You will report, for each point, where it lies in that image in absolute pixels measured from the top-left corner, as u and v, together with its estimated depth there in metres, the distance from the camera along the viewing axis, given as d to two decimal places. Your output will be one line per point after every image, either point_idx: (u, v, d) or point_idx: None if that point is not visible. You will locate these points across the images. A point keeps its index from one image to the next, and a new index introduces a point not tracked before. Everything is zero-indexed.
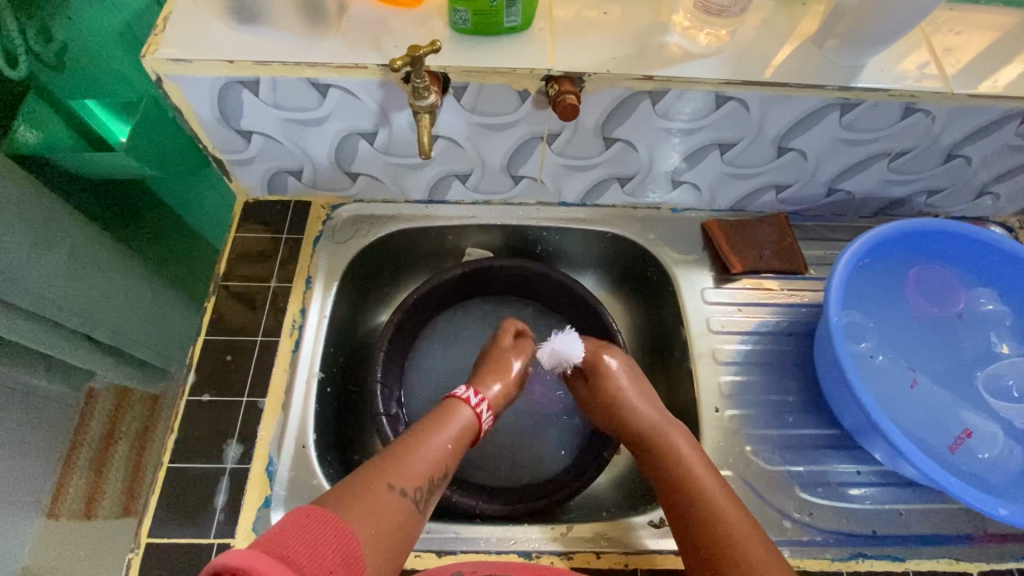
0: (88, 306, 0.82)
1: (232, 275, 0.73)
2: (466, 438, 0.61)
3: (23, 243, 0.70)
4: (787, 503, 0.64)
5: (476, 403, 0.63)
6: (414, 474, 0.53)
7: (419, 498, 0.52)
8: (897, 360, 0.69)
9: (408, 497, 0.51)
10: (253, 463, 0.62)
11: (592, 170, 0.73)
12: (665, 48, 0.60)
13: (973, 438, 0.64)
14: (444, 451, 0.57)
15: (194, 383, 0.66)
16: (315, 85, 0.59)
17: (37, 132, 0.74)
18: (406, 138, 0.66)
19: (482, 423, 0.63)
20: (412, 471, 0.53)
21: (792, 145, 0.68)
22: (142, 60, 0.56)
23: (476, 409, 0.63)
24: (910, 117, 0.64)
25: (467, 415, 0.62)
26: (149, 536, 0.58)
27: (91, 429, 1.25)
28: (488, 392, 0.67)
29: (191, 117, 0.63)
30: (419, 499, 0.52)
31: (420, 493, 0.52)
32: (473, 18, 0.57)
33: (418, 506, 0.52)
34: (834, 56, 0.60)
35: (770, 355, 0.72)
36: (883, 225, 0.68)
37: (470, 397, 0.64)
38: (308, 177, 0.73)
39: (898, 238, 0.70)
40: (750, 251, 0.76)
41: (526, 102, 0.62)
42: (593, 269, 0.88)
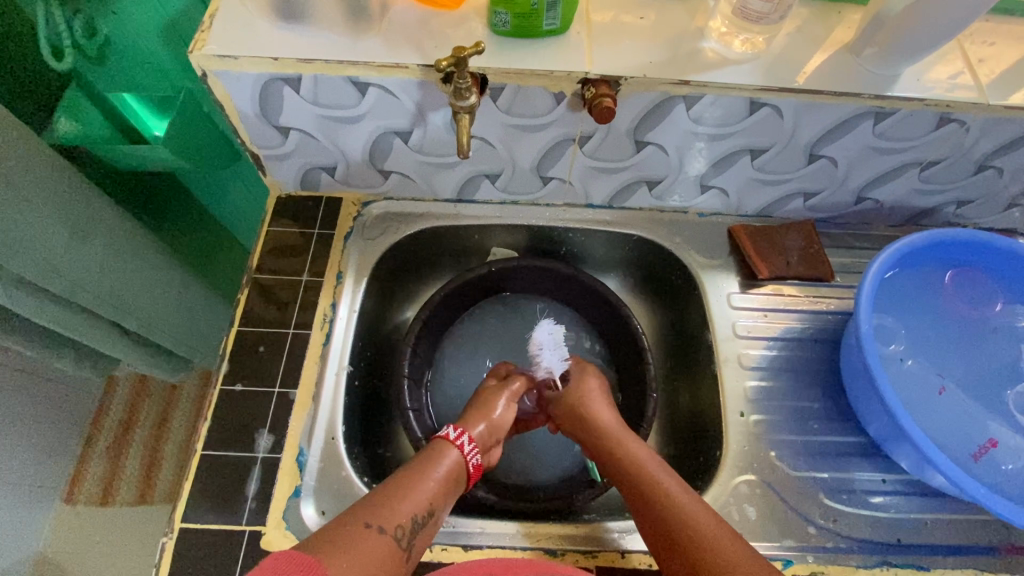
0: (118, 296, 0.83)
1: (264, 268, 0.74)
2: (454, 481, 0.60)
3: (63, 231, 0.72)
4: (811, 509, 0.64)
5: (459, 442, 0.62)
6: (398, 512, 0.52)
7: (404, 536, 0.51)
8: (927, 368, 0.69)
9: (392, 536, 0.50)
10: (284, 453, 0.63)
11: (621, 173, 0.73)
12: (700, 54, 0.61)
13: (998, 449, 0.64)
14: (430, 489, 0.56)
15: (227, 373, 0.67)
16: (355, 84, 0.60)
17: (75, 124, 0.75)
18: (440, 136, 0.67)
19: (470, 462, 0.62)
20: (396, 510, 0.52)
21: (824, 152, 0.68)
22: (189, 56, 0.57)
23: (461, 448, 0.62)
24: (943, 127, 0.64)
25: (454, 455, 0.61)
26: (182, 521, 0.59)
27: (111, 416, 1.27)
28: (474, 432, 0.66)
29: (232, 112, 0.64)
30: (401, 538, 0.51)
31: (405, 532, 0.51)
32: (513, 21, 0.57)
33: (403, 546, 0.51)
34: (870, 65, 0.61)
35: (795, 361, 0.72)
36: (919, 232, 0.68)
37: (452, 434, 0.63)
38: (341, 174, 0.75)
39: (934, 246, 0.70)
40: (777, 257, 0.76)
41: (561, 104, 0.62)
42: (616, 272, 0.89)
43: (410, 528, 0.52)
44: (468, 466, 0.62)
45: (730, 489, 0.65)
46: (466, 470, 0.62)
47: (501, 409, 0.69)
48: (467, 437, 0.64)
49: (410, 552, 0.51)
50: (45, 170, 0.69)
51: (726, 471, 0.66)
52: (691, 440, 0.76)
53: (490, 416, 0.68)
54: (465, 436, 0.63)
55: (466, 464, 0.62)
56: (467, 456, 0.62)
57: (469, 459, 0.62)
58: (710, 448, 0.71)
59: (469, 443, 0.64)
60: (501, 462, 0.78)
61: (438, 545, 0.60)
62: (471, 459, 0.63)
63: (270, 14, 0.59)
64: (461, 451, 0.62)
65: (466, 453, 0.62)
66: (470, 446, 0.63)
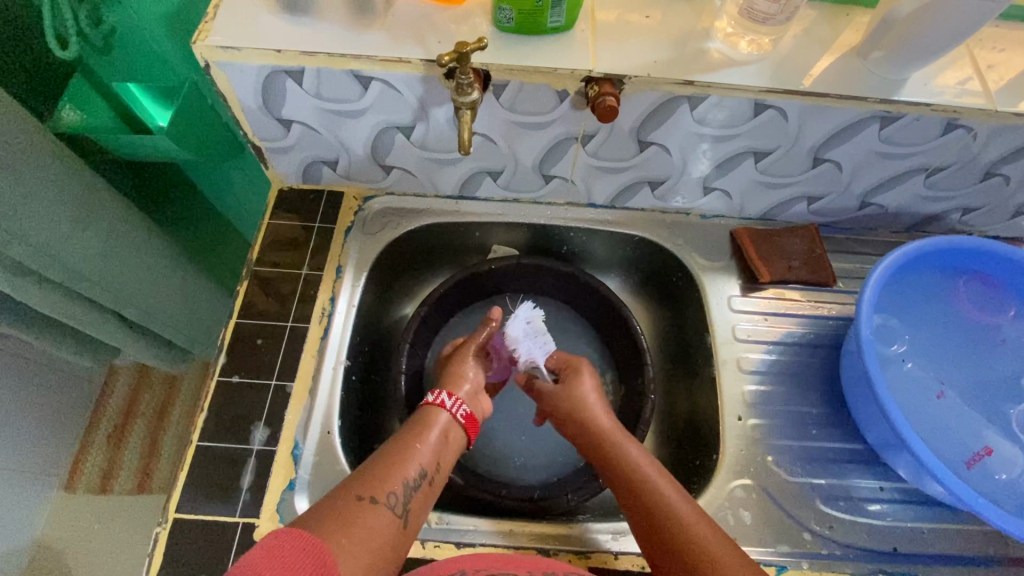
0: (119, 284, 0.83)
1: (265, 261, 0.74)
2: (447, 439, 0.60)
3: (64, 220, 0.72)
4: (807, 515, 0.63)
5: (441, 400, 0.62)
6: (389, 482, 0.52)
7: (399, 503, 0.51)
8: (928, 374, 0.69)
9: (386, 505, 0.50)
10: (279, 446, 0.63)
11: (624, 172, 0.73)
12: (705, 54, 0.60)
13: (992, 457, 0.64)
14: (420, 452, 0.56)
15: (224, 365, 0.67)
16: (358, 77, 0.60)
17: (79, 112, 0.77)
18: (442, 132, 0.67)
19: (459, 415, 0.62)
20: (387, 480, 0.52)
21: (829, 156, 0.68)
22: (192, 46, 0.57)
23: (444, 404, 0.62)
24: (951, 133, 0.63)
25: (443, 416, 0.61)
26: (176, 511, 0.59)
27: (111, 405, 1.28)
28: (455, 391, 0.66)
29: (235, 104, 0.64)
30: (396, 506, 0.51)
31: (398, 499, 0.51)
32: (517, 17, 0.57)
33: (399, 513, 0.51)
34: (878, 68, 0.60)
35: (795, 366, 0.72)
36: (926, 239, 0.67)
37: (431, 397, 0.63)
38: (343, 168, 0.74)
39: (941, 253, 0.69)
40: (778, 261, 0.76)
41: (564, 102, 0.62)
42: (617, 272, 0.88)
43: (404, 494, 0.52)
44: (458, 420, 0.62)
45: (725, 493, 0.64)
46: (459, 424, 0.62)
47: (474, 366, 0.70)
48: (447, 394, 0.64)
49: (409, 518, 0.51)
50: (47, 159, 0.69)
51: (721, 475, 0.65)
52: (688, 442, 0.75)
53: (467, 375, 0.68)
54: (445, 394, 0.64)
55: (453, 416, 0.62)
56: (452, 410, 0.62)
57: (455, 410, 0.62)
58: (708, 452, 0.70)
59: (451, 398, 0.64)
60: (497, 460, 0.78)
61: (431, 541, 0.60)
62: (457, 411, 0.63)
63: (274, 6, 0.59)
64: (447, 408, 0.62)
65: (450, 407, 0.62)
66: (451, 400, 0.63)
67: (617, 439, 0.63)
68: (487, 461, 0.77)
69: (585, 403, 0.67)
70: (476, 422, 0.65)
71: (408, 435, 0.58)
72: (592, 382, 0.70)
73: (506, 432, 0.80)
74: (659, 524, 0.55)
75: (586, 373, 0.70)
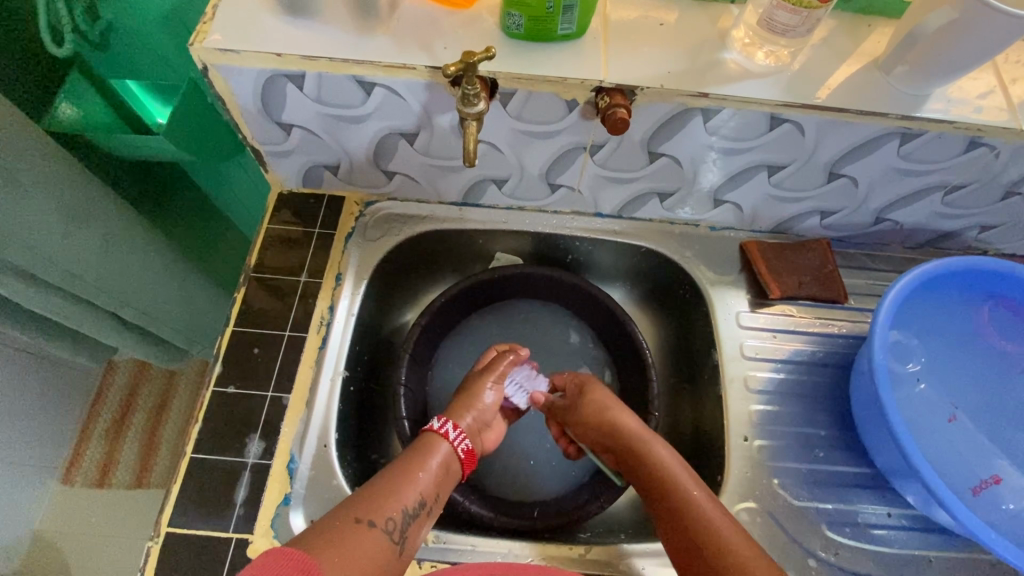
0: (117, 287, 0.82)
1: (263, 266, 0.73)
2: (448, 471, 0.59)
3: (60, 220, 0.71)
4: (812, 540, 0.62)
5: (445, 430, 0.61)
6: (389, 506, 0.51)
7: (395, 530, 0.50)
8: (940, 396, 0.67)
9: (381, 530, 0.49)
10: (274, 460, 0.62)
11: (633, 183, 0.71)
12: (722, 65, 0.58)
13: (1001, 486, 0.63)
14: (422, 481, 0.55)
15: (220, 374, 0.66)
16: (361, 83, 0.58)
17: (76, 108, 0.74)
18: (447, 139, 0.65)
19: (460, 449, 0.61)
20: (386, 504, 0.51)
21: (845, 172, 0.66)
22: (189, 48, 0.55)
23: (447, 437, 0.60)
24: (973, 151, 0.61)
25: (444, 448, 0.59)
26: (169, 525, 0.58)
27: (110, 400, 1.26)
28: (460, 421, 0.64)
29: (233, 106, 0.62)
30: (392, 532, 0.50)
31: (395, 526, 0.50)
32: (526, 23, 0.55)
33: (394, 539, 0.50)
34: (900, 84, 0.58)
35: (802, 386, 0.70)
36: (950, 258, 0.64)
37: (436, 424, 0.62)
38: (344, 173, 0.73)
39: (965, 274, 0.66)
40: (789, 276, 0.74)
41: (573, 112, 0.60)
42: (623, 283, 0.86)
43: (401, 522, 0.51)
44: (458, 453, 0.60)
45: None
46: (457, 458, 0.61)
47: (492, 393, 0.68)
48: (452, 424, 0.62)
49: (403, 545, 0.51)
50: (41, 160, 0.67)
51: (726, 498, 0.64)
52: (691, 459, 0.74)
53: (478, 404, 0.66)
54: (451, 424, 0.62)
55: (454, 451, 0.60)
56: (454, 443, 0.60)
57: (457, 445, 0.61)
58: (712, 472, 0.69)
59: (455, 430, 0.62)
60: (496, 473, 0.77)
61: (428, 561, 0.59)
62: (459, 445, 0.61)
63: (275, 6, 0.57)
64: (449, 440, 0.60)
65: (453, 440, 0.60)
66: (456, 432, 0.61)
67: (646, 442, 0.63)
68: (486, 474, 0.76)
69: (605, 411, 0.66)
70: (475, 457, 0.63)
71: (410, 458, 0.57)
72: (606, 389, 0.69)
73: (506, 445, 0.78)
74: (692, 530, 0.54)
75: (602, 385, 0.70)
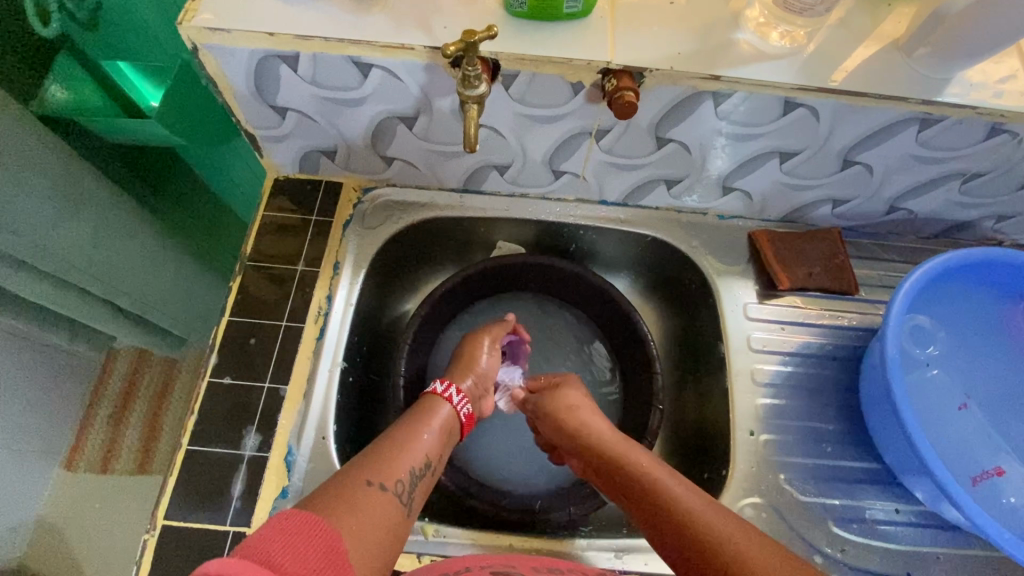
0: (108, 268, 0.81)
1: (259, 254, 0.71)
2: (449, 432, 0.59)
3: (50, 207, 0.69)
4: (818, 537, 0.61)
5: (448, 394, 0.62)
6: (396, 468, 0.50)
7: (404, 492, 0.49)
8: (953, 384, 0.66)
9: (393, 492, 0.48)
10: (272, 452, 0.61)
11: (639, 169, 0.69)
12: (734, 46, 0.56)
13: (1003, 478, 0.61)
14: (425, 442, 0.55)
15: (215, 366, 0.64)
16: (357, 64, 0.56)
17: (67, 90, 0.72)
18: (448, 124, 0.63)
19: (461, 412, 0.62)
20: (393, 466, 0.50)
21: (860, 159, 0.63)
22: (178, 27, 0.53)
23: (450, 399, 0.61)
24: (994, 138, 0.59)
25: (446, 411, 0.60)
26: (165, 518, 0.57)
27: (111, 387, 1.23)
28: (463, 385, 0.65)
29: (226, 89, 0.60)
30: (402, 493, 0.49)
31: (405, 488, 0.49)
32: (530, 1, 0.52)
33: (404, 501, 0.49)
34: (921, 66, 0.55)
35: (810, 379, 0.69)
36: (970, 248, 0.62)
37: (440, 387, 0.62)
38: (341, 159, 0.71)
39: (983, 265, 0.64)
40: (798, 267, 0.72)
41: (578, 95, 0.57)
42: (626, 272, 0.84)
43: (409, 483, 0.50)
44: (459, 416, 0.61)
45: (734, 512, 0.62)
46: (458, 421, 0.62)
47: (486, 359, 0.69)
48: (455, 389, 0.63)
49: (411, 507, 0.50)
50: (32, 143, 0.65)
51: (730, 493, 0.63)
52: (695, 453, 0.73)
53: (476, 368, 0.68)
54: (453, 389, 0.63)
55: (456, 414, 0.61)
56: (457, 406, 0.61)
57: (459, 409, 0.62)
58: (717, 467, 0.68)
59: (458, 394, 0.63)
60: (496, 465, 0.76)
61: (427, 556, 0.59)
62: (461, 409, 0.62)
63: None
64: (451, 404, 0.61)
65: (455, 403, 0.62)
66: (458, 397, 0.62)
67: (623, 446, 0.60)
68: (486, 465, 0.76)
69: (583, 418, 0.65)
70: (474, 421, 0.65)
71: (410, 422, 0.57)
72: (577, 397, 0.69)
73: (506, 437, 0.78)
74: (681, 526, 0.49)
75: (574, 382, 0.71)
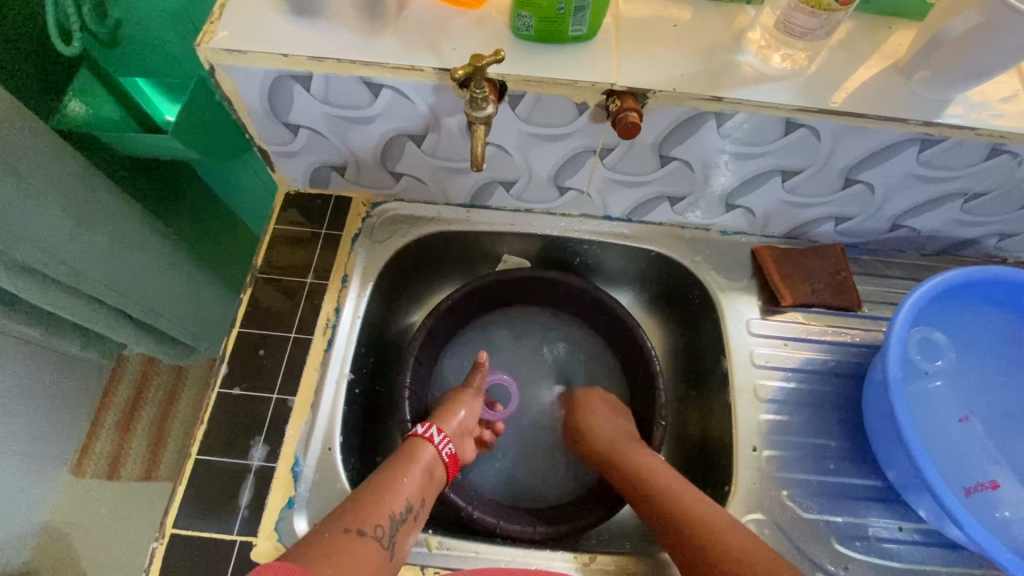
0: (122, 284, 0.82)
1: (270, 267, 0.72)
2: (431, 475, 0.61)
3: (70, 219, 0.71)
4: (822, 554, 0.61)
5: (429, 435, 0.64)
6: (376, 513, 0.53)
7: (385, 536, 0.52)
8: (955, 396, 0.66)
9: (372, 537, 0.51)
10: (279, 462, 0.62)
11: (642, 186, 0.70)
12: (737, 68, 0.57)
13: (999, 493, 0.61)
14: (407, 485, 0.57)
15: (225, 376, 0.66)
16: (368, 84, 0.57)
17: (85, 107, 0.75)
18: (455, 142, 0.64)
19: (444, 453, 0.64)
20: (375, 511, 0.53)
21: (861, 178, 0.64)
22: (196, 49, 0.54)
23: (432, 440, 0.64)
24: (995, 158, 0.59)
25: (428, 452, 0.62)
26: (174, 527, 0.58)
27: (119, 394, 1.27)
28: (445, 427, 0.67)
29: (240, 107, 0.62)
30: (382, 538, 0.52)
31: (385, 532, 0.52)
32: (537, 25, 0.54)
33: (384, 545, 0.51)
34: (920, 88, 0.56)
35: (813, 395, 0.69)
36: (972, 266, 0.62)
37: (421, 429, 0.65)
38: (351, 174, 0.72)
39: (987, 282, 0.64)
40: (802, 284, 0.72)
41: (583, 114, 0.59)
42: (630, 287, 0.85)
43: (390, 528, 0.53)
44: (441, 457, 0.63)
45: None
46: (441, 461, 0.64)
47: (465, 409, 0.71)
48: (437, 430, 0.66)
49: (392, 551, 0.52)
50: (53, 158, 0.67)
51: (733, 509, 0.63)
52: (699, 468, 0.73)
53: (454, 415, 0.69)
54: (434, 428, 0.65)
55: (438, 454, 0.63)
56: (439, 447, 0.64)
57: (442, 448, 0.64)
58: (720, 482, 0.68)
59: (439, 434, 0.65)
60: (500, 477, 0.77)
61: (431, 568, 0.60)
62: (443, 449, 0.64)
63: (280, 5, 0.56)
64: (433, 443, 0.64)
65: (437, 443, 0.64)
66: (439, 436, 0.65)
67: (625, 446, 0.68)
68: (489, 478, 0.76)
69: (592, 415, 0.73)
70: (457, 462, 0.66)
71: (396, 465, 0.60)
72: (601, 398, 0.76)
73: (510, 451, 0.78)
74: (684, 524, 0.56)
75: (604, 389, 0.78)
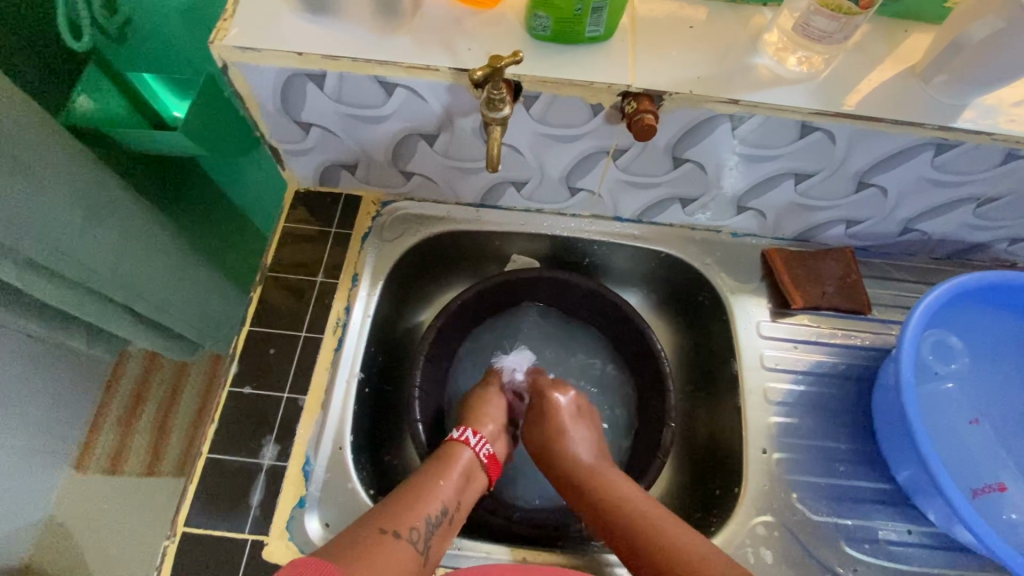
0: (132, 280, 0.82)
1: (279, 266, 0.72)
2: (468, 476, 0.62)
3: (77, 216, 0.71)
4: (831, 557, 0.62)
5: (465, 438, 0.65)
6: (413, 516, 0.54)
7: (420, 540, 0.53)
8: (966, 399, 0.66)
9: (407, 540, 0.52)
10: (290, 461, 0.62)
11: (655, 188, 0.69)
12: (753, 71, 0.56)
13: (1009, 496, 0.62)
14: (442, 489, 0.59)
15: (236, 375, 0.66)
16: (382, 83, 0.57)
17: (92, 102, 0.73)
18: (468, 142, 0.64)
19: (482, 454, 0.65)
20: (412, 514, 0.54)
21: (875, 181, 0.64)
22: (210, 46, 0.54)
23: (468, 442, 0.65)
24: (1009, 163, 0.59)
25: (466, 455, 0.64)
26: (185, 525, 0.58)
27: (122, 389, 1.26)
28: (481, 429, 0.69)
29: (251, 105, 0.61)
30: (417, 541, 0.53)
31: (420, 536, 0.53)
32: (553, 25, 0.53)
33: (419, 549, 0.53)
34: (937, 92, 0.56)
35: (823, 398, 0.69)
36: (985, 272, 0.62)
37: (458, 433, 0.66)
38: (361, 172, 0.72)
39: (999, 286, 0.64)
40: (813, 287, 0.72)
41: (597, 116, 0.58)
42: (639, 288, 0.85)
43: (424, 532, 0.54)
44: (480, 458, 0.65)
45: (747, 529, 0.63)
46: (481, 462, 0.65)
47: (494, 409, 0.72)
48: (473, 432, 0.67)
49: (427, 556, 0.53)
50: (61, 154, 0.67)
51: (742, 511, 0.63)
52: (706, 469, 0.73)
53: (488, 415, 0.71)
54: (470, 431, 0.66)
55: (478, 456, 0.65)
56: (476, 448, 0.65)
57: (480, 450, 0.65)
58: (729, 485, 0.68)
59: (475, 436, 0.66)
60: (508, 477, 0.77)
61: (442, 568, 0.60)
62: (480, 450, 0.66)
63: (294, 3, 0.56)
64: (471, 446, 0.65)
65: (473, 445, 0.65)
66: (475, 438, 0.66)
67: (601, 473, 0.65)
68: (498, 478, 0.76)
69: (562, 436, 0.68)
70: (497, 461, 0.68)
71: (433, 469, 0.61)
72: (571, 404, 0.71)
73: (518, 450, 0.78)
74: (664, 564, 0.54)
75: (573, 396, 0.72)
